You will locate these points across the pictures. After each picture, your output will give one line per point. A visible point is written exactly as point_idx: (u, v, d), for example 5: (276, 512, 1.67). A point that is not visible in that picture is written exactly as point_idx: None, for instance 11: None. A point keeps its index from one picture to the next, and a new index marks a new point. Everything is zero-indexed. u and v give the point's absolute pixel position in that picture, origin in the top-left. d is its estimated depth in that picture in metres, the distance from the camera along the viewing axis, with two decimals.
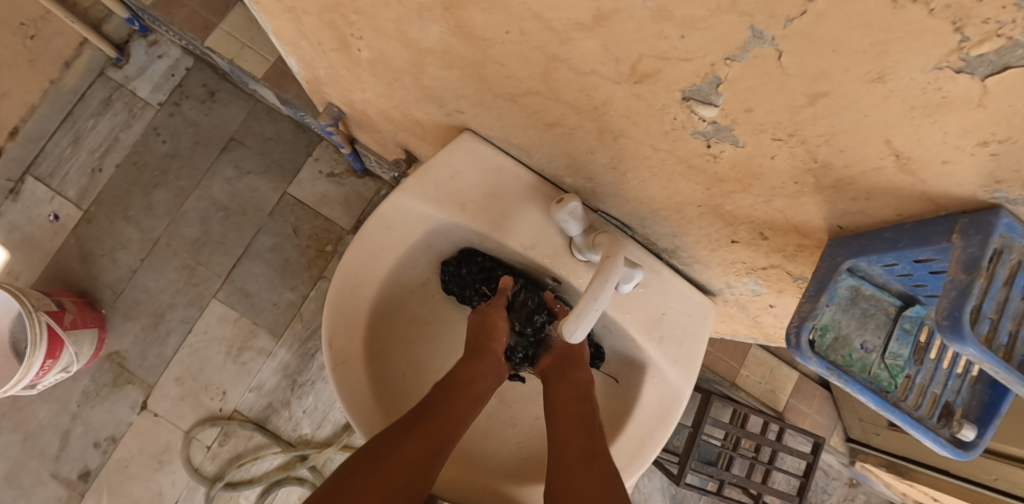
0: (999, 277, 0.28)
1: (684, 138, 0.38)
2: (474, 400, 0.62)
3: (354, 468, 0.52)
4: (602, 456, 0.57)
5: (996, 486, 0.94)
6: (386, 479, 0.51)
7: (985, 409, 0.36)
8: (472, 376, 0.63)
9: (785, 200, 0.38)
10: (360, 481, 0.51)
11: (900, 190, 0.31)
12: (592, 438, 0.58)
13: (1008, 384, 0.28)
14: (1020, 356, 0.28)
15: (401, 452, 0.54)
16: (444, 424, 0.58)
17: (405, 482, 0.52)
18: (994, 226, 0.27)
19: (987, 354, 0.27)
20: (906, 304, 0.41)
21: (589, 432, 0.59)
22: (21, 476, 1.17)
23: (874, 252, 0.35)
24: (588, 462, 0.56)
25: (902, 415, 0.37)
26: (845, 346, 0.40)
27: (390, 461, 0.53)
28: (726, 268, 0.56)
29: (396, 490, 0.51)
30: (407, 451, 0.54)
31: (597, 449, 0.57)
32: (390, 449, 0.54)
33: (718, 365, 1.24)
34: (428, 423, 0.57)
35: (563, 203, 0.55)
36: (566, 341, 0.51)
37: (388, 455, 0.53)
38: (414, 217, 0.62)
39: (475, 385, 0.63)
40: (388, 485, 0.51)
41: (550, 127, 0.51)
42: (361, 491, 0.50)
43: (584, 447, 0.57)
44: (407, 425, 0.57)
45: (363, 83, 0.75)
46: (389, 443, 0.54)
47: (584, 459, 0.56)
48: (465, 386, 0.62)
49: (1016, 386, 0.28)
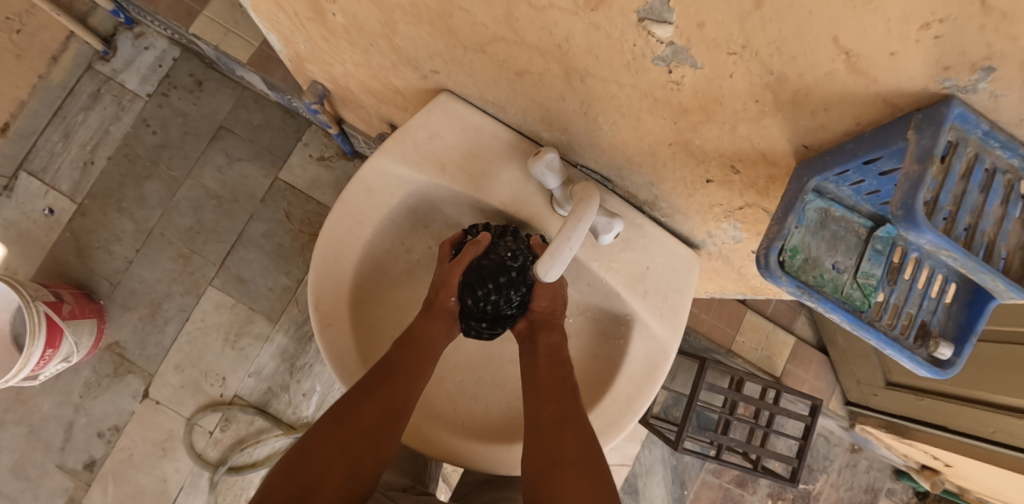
0: (955, 170, 0.28)
1: (645, 68, 0.38)
2: (433, 359, 0.62)
3: (320, 432, 0.55)
4: (577, 419, 0.58)
5: (994, 439, 0.93)
6: (351, 443, 0.54)
7: (961, 329, 0.36)
8: (430, 337, 0.62)
9: (749, 124, 0.38)
10: (324, 445, 0.53)
11: (855, 94, 0.31)
12: (568, 405, 0.59)
13: (969, 272, 0.29)
14: (981, 245, 0.29)
15: (360, 415, 0.56)
16: (405, 386, 0.59)
17: (371, 445, 0.55)
18: (946, 117, 0.27)
19: (946, 242, 0.27)
20: (877, 225, 0.41)
21: (564, 400, 0.60)
22: (27, 469, 1.18)
23: (836, 165, 0.34)
24: (560, 429, 0.57)
25: (876, 334, 0.36)
26: (815, 267, 0.39)
27: (354, 428, 0.55)
28: (705, 214, 0.56)
29: (360, 454, 0.54)
30: (367, 415, 0.56)
31: (570, 414, 0.58)
32: (350, 414, 0.56)
33: (713, 332, 1.23)
34: (389, 387, 0.58)
35: (539, 155, 0.55)
36: (542, 281, 0.52)
37: (351, 418, 0.56)
38: (393, 179, 0.62)
39: (433, 347, 0.62)
40: (353, 449, 0.54)
41: (520, 76, 0.51)
42: (328, 454, 0.53)
43: (556, 414, 0.58)
44: (368, 389, 0.58)
45: (341, 53, 0.75)
46: (351, 409, 0.56)
47: (557, 426, 0.58)
48: (426, 349, 0.62)
49: (977, 273, 0.28)
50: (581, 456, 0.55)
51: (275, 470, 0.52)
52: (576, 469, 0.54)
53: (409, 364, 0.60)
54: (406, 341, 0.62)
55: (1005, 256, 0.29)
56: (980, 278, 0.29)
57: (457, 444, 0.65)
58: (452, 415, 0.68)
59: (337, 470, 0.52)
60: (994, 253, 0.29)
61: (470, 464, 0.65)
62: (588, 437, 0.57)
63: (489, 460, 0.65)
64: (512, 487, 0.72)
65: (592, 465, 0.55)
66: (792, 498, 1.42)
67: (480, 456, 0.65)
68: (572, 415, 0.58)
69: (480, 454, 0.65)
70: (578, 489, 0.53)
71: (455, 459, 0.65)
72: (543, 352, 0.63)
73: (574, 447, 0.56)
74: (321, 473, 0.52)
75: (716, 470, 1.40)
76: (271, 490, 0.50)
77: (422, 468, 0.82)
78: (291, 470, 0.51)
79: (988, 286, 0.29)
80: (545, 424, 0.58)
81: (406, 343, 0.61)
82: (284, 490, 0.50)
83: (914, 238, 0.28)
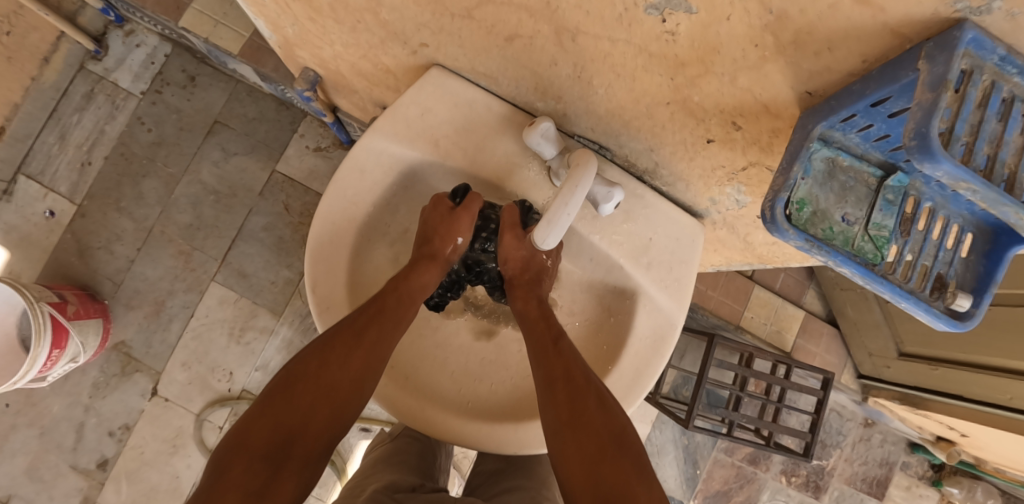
0: (972, 99, 0.26)
1: (638, 19, 0.36)
2: (420, 302, 0.61)
3: (301, 374, 0.52)
4: (568, 377, 0.54)
5: (1011, 405, 0.92)
6: (336, 389, 0.52)
7: (980, 280, 0.35)
8: (423, 285, 0.61)
9: (750, 74, 0.36)
10: (305, 386, 0.51)
11: (862, 28, 0.29)
12: (550, 363, 0.56)
13: (991, 207, 0.26)
14: (1001, 178, 0.26)
15: (347, 364, 0.53)
16: (394, 329, 0.57)
17: (356, 399, 0.53)
18: (959, 41, 0.25)
19: (964, 173, 0.25)
20: (887, 174, 0.37)
21: (547, 362, 0.56)
22: (41, 470, 1.19)
23: (843, 108, 0.32)
24: (550, 390, 0.54)
25: (890, 286, 0.35)
26: (825, 219, 0.37)
27: (340, 374, 0.52)
28: (707, 178, 0.54)
29: (344, 405, 0.52)
30: (354, 366, 0.53)
31: (558, 374, 0.55)
32: (337, 360, 0.53)
33: (721, 309, 1.21)
34: (379, 328, 0.56)
35: (535, 125, 0.54)
36: (541, 248, 0.52)
37: (337, 365, 0.53)
38: (386, 158, 0.61)
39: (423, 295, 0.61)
40: (337, 395, 0.52)
41: (510, 42, 0.49)
42: (303, 398, 0.50)
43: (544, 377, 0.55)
44: (356, 335, 0.54)
45: (329, 34, 0.73)
46: (338, 356, 0.53)
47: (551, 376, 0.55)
48: (414, 294, 0.60)
49: (1000, 206, 0.25)
50: (574, 414, 0.52)
51: (251, 413, 0.50)
52: (576, 428, 0.51)
53: (400, 306, 0.58)
54: (398, 283, 0.59)
55: None
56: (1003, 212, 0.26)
57: (461, 426, 0.64)
58: (457, 397, 0.66)
59: (319, 421, 0.50)
60: (1014, 186, 0.27)
61: (476, 444, 0.63)
62: (580, 390, 0.53)
63: (496, 440, 0.63)
64: (526, 475, 0.72)
65: (589, 420, 0.51)
66: (806, 474, 1.42)
67: (484, 436, 0.63)
68: (559, 374, 0.55)
69: (486, 434, 0.63)
70: (574, 450, 0.50)
71: (466, 442, 0.64)
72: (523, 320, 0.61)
73: (569, 397, 0.53)
74: (305, 418, 0.50)
75: (728, 449, 1.39)
76: (247, 432, 0.48)
77: (430, 463, 0.82)
78: (273, 412, 0.49)
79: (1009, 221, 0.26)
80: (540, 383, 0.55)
81: (400, 285, 0.59)
82: (262, 433, 0.48)
83: (928, 171, 0.25)
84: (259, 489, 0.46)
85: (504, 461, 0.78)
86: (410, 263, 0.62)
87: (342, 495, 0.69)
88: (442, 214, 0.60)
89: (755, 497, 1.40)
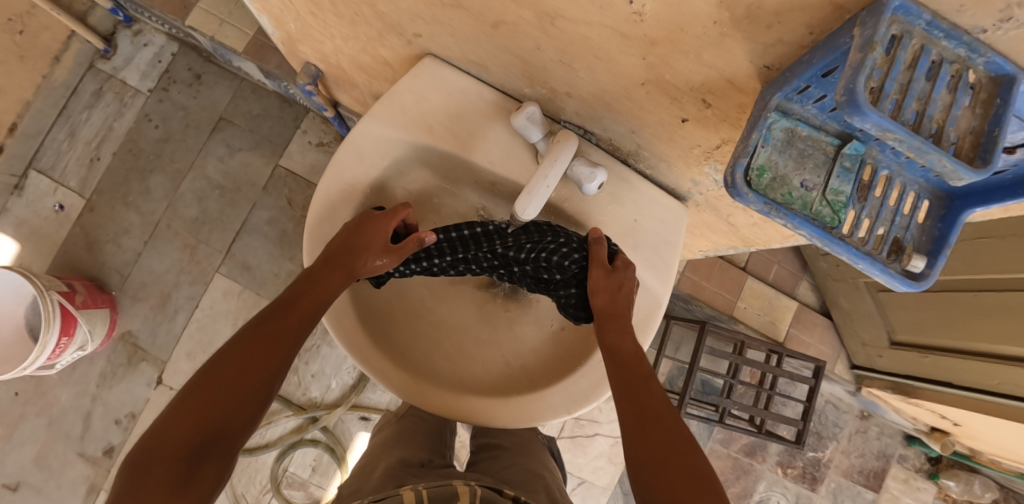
0: (900, 61, 0.28)
1: (609, 1, 0.39)
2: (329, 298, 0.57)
3: (212, 370, 0.48)
4: (660, 416, 0.50)
5: (1000, 390, 0.93)
6: (249, 380, 0.48)
7: (935, 243, 0.38)
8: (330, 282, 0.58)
9: (713, 50, 0.38)
10: (219, 379, 0.47)
11: (804, 1, 0.31)
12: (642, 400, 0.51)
13: (919, 157, 0.29)
14: (927, 132, 0.29)
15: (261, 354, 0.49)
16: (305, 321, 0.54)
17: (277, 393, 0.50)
18: (887, 7, 0.27)
19: (890, 123, 0.28)
20: (845, 143, 0.39)
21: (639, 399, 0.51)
22: (49, 459, 1.22)
23: (796, 78, 0.34)
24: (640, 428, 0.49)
25: (846, 247, 0.37)
26: (783, 185, 0.39)
27: (253, 364, 0.49)
28: (687, 158, 0.56)
29: (260, 394, 0.48)
30: (270, 353, 0.50)
31: (650, 410, 0.50)
32: (250, 350, 0.49)
33: (715, 299, 1.23)
34: (292, 318, 0.53)
35: (520, 109, 0.57)
36: (520, 219, 0.55)
37: (250, 356, 0.49)
38: (383, 144, 0.64)
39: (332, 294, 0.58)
40: (252, 385, 0.48)
41: (496, 28, 0.52)
42: (217, 392, 0.46)
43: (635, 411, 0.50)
44: (281, 329, 0.52)
45: (329, 28, 0.76)
46: (263, 347, 0.50)
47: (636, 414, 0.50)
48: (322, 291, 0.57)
49: (924, 155, 0.28)
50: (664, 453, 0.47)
51: (167, 410, 0.46)
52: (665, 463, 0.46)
53: (309, 299, 0.56)
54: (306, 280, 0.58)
55: (953, 143, 0.30)
56: (930, 160, 0.29)
57: (454, 399, 0.67)
58: (451, 373, 0.69)
59: (240, 416, 0.47)
60: (940, 138, 0.30)
61: (467, 418, 0.67)
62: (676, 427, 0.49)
63: (485, 413, 0.66)
64: (523, 453, 0.78)
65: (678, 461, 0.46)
66: (803, 465, 1.43)
67: (475, 409, 0.66)
68: (649, 410, 0.50)
69: (477, 408, 0.66)
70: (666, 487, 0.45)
71: (468, 418, 0.67)
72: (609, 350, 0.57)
73: (659, 435, 0.48)
74: (221, 410, 0.46)
75: (724, 440, 1.41)
76: (159, 431, 0.44)
77: (439, 439, 0.85)
78: (186, 407, 0.46)
79: (937, 168, 0.29)
80: (629, 420, 0.50)
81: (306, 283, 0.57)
82: (183, 429, 0.44)
83: (858, 123, 0.28)
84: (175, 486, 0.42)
85: (505, 439, 0.81)
86: (318, 266, 0.59)
87: (353, 472, 0.73)
88: (377, 237, 0.60)
89: (751, 489, 1.41)
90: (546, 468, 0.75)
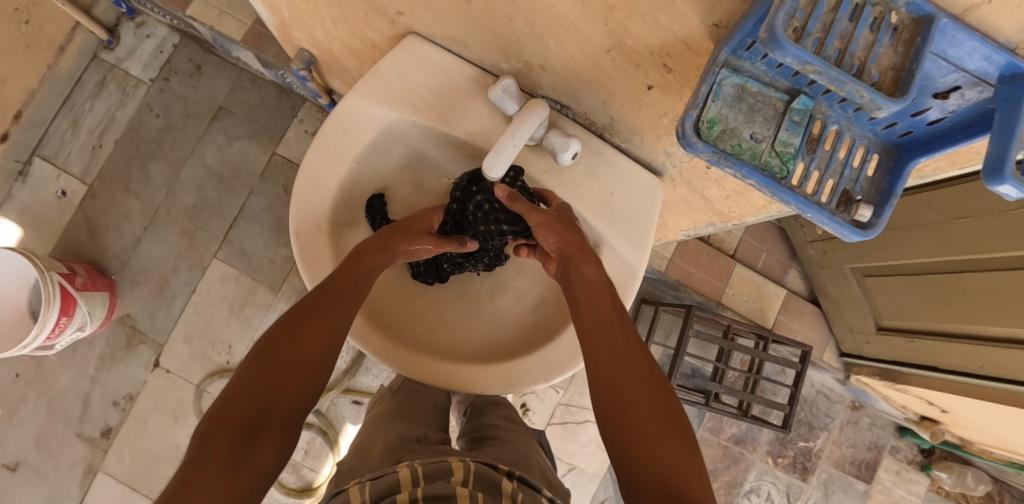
0: (823, 2, 0.32)
1: None
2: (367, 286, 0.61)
3: (265, 354, 0.53)
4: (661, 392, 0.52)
5: (983, 372, 0.94)
6: (300, 364, 0.53)
7: (883, 194, 0.40)
8: (369, 268, 0.61)
9: (666, 11, 0.40)
10: (273, 361, 0.52)
11: None
12: (643, 377, 0.53)
13: (839, 90, 0.32)
14: (849, 67, 0.32)
15: (307, 340, 0.54)
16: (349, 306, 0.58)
17: (323, 371, 0.55)
18: None
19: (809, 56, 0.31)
20: (793, 98, 0.40)
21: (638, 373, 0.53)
22: (48, 439, 1.24)
23: (740, 32, 0.35)
24: (633, 404, 0.51)
25: (793, 196, 0.39)
26: (733, 136, 0.41)
27: (301, 348, 0.53)
28: (657, 129, 0.58)
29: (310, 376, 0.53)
30: (317, 338, 0.55)
31: (649, 388, 0.52)
32: (298, 336, 0.54)
33: (702, 286, 1.24)
34: (333, 304, 0.57)
35: (497, 81, 0.58)
36: (489, 178, 0.57)
37: (299, 341, 0.54)
38: (367, 118, 0.66)
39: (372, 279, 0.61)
40: (303, 368, 0.53)
41: (470, 2, 0.54)
42: (275, 376, 0.51)
43: (638, 387, 0.52)
44: (320, 313, 0.56)
45: (319, 11, 0.78)
46: (309, 332, 0.54)
47: (612, 368, 0.53)
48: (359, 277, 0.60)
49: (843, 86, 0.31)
50: (663, 430, 0.50)
51: (222, 395, 0.50)
52: (665, 441, 0.49)
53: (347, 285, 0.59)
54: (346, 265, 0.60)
55: (874, 79, 0.33)
56: (849, 93, 0.32)
57: (432, 364, 0.69)
58: (431, 342, 0.71)
59: (292, 395, 0.52)
60: (862, 73, 0.33)
61: (445, 384, 0.69)
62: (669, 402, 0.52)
63: (463, 379, 0.68)
64: (512, 435, 0.80)
65: (674, 443, 0.49)
66: (793, 455, 1.44)
67: (451, 375, 0.68)
68: (648, 387, 0.52)
69: (454, 374, 0.68)
70: (667, 462, 0.48)
71: (448, 384, 0.69)
72: (582, 295, 0.58)
73: (653, 415, 0.50)
74: (276, 388, 0.51)
75: (714, 429, 1.43)
76: (219, 411, 0.49)
77: (431, 411, 0.87)
78: (243, 386, 0.50)
79: (856, 98, 0.32)
80: (630, 397, 0.52)
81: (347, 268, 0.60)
82: (239, 406, 0.49)
83: (781, 58, 0.31)
84: (234, 459, 0.46)
85: (496, 423, 0.84)
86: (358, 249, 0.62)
87: (352, 447, 0.73)
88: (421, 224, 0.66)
89: (741, 478, 1.42)
90: (535, 452, 0.77)
